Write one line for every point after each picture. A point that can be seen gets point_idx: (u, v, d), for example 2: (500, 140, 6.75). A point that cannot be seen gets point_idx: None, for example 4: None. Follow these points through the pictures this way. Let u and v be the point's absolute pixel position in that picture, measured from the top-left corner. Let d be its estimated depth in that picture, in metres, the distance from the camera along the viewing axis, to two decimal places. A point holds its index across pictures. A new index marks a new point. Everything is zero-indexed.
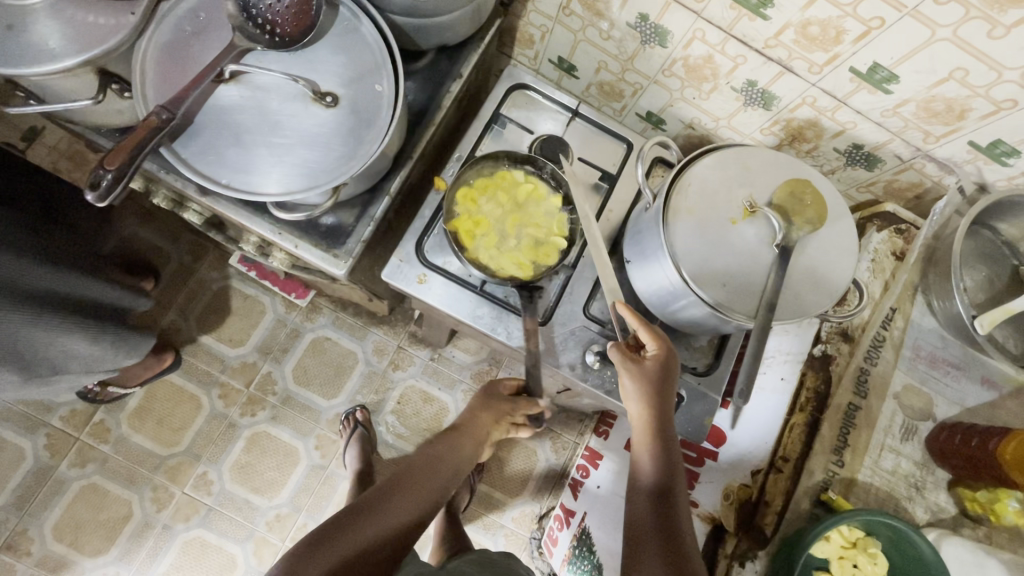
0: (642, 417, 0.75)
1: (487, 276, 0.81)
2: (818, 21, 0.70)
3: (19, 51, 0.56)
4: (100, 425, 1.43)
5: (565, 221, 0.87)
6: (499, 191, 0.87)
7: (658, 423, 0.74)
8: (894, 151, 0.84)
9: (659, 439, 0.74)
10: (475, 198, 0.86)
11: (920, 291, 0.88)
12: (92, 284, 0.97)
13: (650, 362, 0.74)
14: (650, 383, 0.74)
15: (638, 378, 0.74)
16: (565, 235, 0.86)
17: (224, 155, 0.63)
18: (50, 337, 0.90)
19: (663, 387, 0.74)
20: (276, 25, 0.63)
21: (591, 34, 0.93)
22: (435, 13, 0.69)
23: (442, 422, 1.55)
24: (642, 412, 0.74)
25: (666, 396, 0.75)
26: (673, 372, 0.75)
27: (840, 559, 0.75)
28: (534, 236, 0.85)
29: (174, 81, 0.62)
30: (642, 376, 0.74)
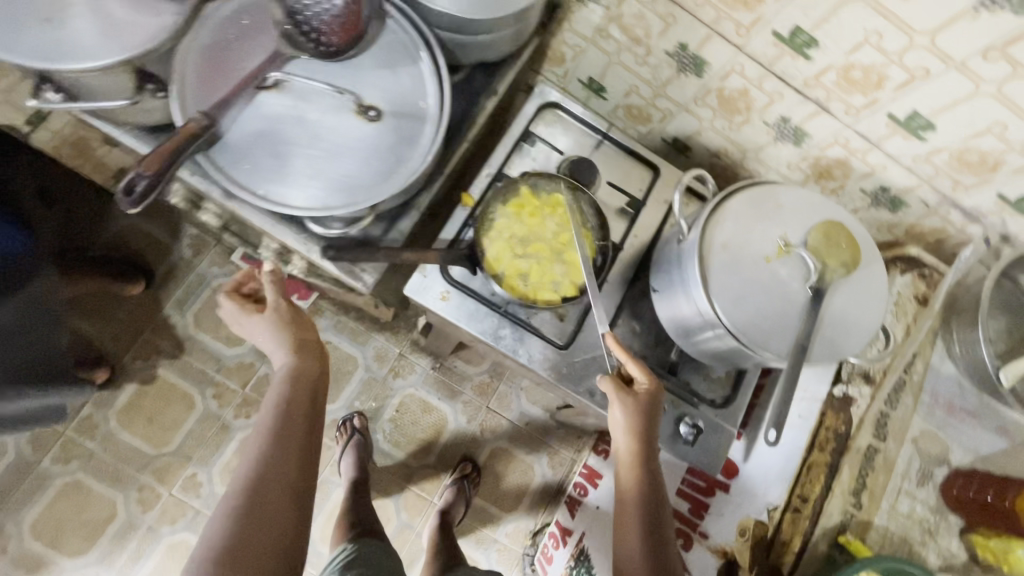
0: (632, 448, 0.73)
1: (475, 224, 0.82)
2: (861, 66, 0.71)
3: (56, 48, 0.54)
4: (87, 421, 1.38)
5: (549, 297, 0.81)
6: (564, 235, 0.83)
7: (645, 456, 0.74)
8: (920, 197, 0.85)
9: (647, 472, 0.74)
10: (556, 212, 0.84)
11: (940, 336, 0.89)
12: None
13: (641, 394, 0.74)
14: (639, 415, 0.73)
15: (629, 410, 0.73)
16: (534, 300, 0.81)
17: (260, 165, 0.61)
18: None
19: (652, 421, 0.75)
20: (323, 34, 0.59)
21: (625, 58, 0.92)
22: (477, 32, 0.67)
23: (440, 433, 1.55)
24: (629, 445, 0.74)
25: (654, 429, 0.75)
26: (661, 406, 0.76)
27: None
28: (524, 271, 0.82)
29: (212, 83, 0.59)
30: (634, 408, 0.73)
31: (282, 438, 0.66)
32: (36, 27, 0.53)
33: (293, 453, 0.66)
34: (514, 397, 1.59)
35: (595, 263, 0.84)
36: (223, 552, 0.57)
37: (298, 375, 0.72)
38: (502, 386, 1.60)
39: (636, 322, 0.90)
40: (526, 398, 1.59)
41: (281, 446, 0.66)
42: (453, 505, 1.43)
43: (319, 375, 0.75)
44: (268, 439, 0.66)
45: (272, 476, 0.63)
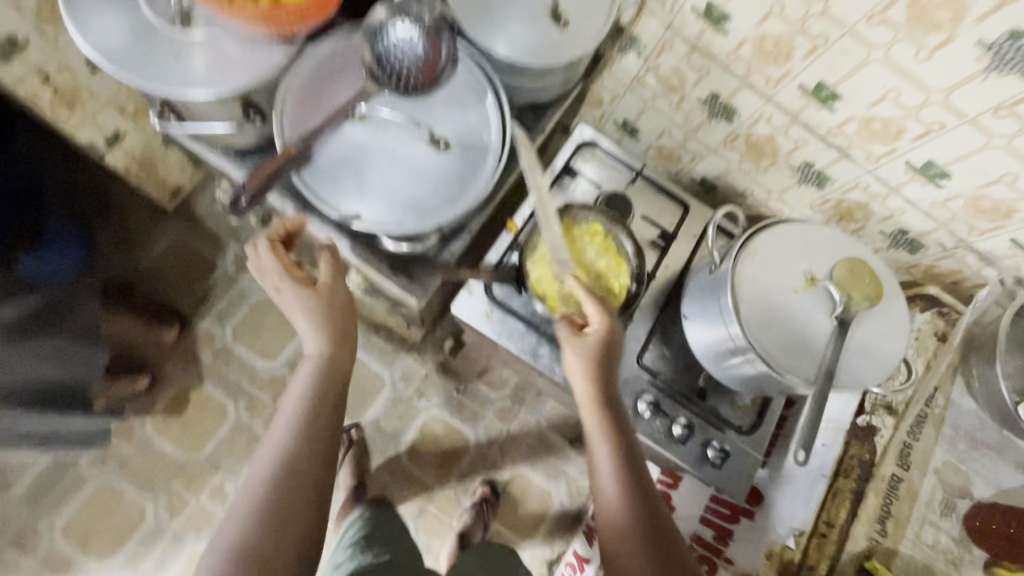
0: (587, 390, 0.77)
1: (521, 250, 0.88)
2: (881, 118, 0.78)
3: (183, 82, 0.61)
4: (125, 426, 1.43)
5: None
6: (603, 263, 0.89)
7: (604, 401, 0.77)
8: (938, 240, 0.90)
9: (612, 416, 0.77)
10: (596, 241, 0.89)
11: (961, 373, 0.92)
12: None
13: (591, 337, 0.77)
14: (591, 359, 0.77)
15: (579, 352, 0.77)
16: None
17: (342, 186, 0.68)
18: None
19: (606, 360, 0.78)
20: (402, 75, 0.66)
21: (660, 104, 1.01)
22: (534, 78, 0.77)
23: (461, 455, 1.58)
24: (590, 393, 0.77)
25: (609, 368, 0.78)
26: (615, 346, 0.79)
27: None
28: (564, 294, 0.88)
29: (308, 115, 0.68)
30: (582, 350, 0.77)
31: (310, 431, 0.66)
32: (169, 63, 0.62)
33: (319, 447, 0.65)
34: (535, 423, 1.62)
35: (630, 292, 0.88)
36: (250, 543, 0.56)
37: (329, 365, 0.71)
38: (523, 411, 1.63)
39: (666, 346, 0.95)
40: (546, 425, 1.62)
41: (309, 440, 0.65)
42: (471, 527, 1.46)
43: (349, 363, 0.74)
44: (294, 432, 0.65)
45: (298, 469, 0.62)
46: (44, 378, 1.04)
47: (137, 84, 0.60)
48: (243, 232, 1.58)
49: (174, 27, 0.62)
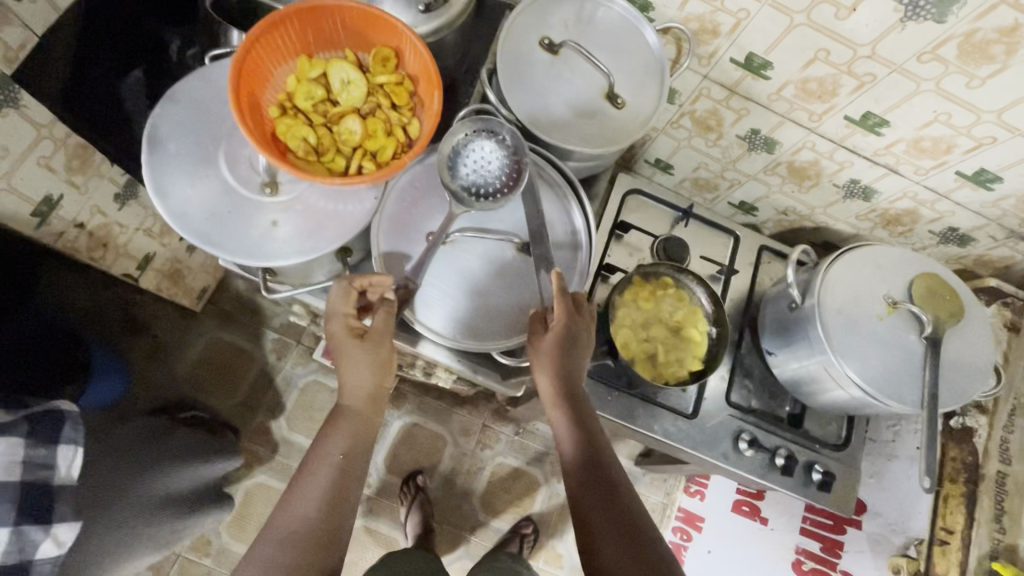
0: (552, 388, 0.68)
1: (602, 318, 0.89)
2: (931, 137, 0.81)
3: (281, 247, 0.60)
4: (200, 538, 1.41)
5: (682, 373, 0.88)
6: (680, 313, 0.91)
7: (571, 397, 0.68)
8: (988, 233, 0.94)
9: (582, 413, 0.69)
10: (667, 293, 0.92)
11: None
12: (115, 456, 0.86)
13: (550, 334, 0.66)
14: (554, 358, 0.66)
15: (538, 353, 0.67)
16: (671, 379, 0.88)
17: (449, 309, 0.69)
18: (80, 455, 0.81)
19: (570, 356, 0.67)
20: (487, 189, 0.68)
21: (696, 142, 1.02)
22: (592, 158, 0.75)
23: (534, 496, 1.59)
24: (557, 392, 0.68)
25: (575, 365, 0.67)
26: (580, 339, 0.67)
27: None
28: (652, 352, 0.89)
29: (403, 248, 0.69)
30: (541, 351, 0.66)
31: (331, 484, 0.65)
32: (267, 231, 0.60)
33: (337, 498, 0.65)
34: None
35: (711, 337, 0.90)
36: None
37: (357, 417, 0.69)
38: None
39: (749, 379, 0.97)
40: None
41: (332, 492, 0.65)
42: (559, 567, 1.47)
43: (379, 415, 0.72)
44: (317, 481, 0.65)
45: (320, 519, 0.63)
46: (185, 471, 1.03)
47: (239, 261, 0.59)
48: (276, 318, 1.57)
49: (264, 193, 0.61)
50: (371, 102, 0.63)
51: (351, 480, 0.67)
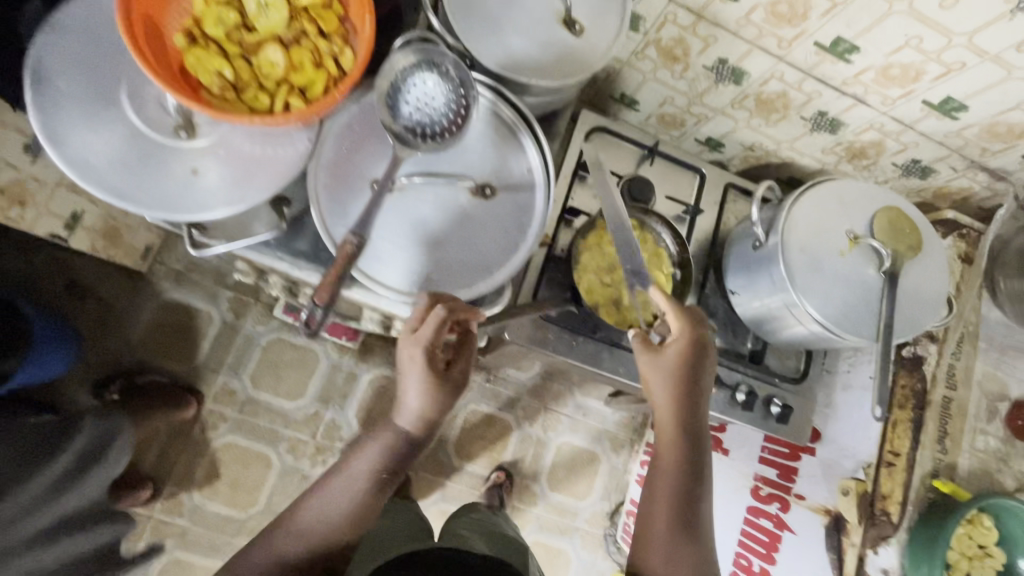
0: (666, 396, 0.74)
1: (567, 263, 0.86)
2: (901, 64, 0.78)
3: (203, 199, 0.54)
4: (171, 500, 1.39)
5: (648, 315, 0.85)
6: (646, 256, 0.88)
7: (686, 406, 0.73)
8: (949, 164, 0.93)
9: (688, 419, 0.74)
10: (632, 236, 0.89)
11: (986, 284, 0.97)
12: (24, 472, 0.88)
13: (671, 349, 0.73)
14: (682, 370, 0.73)
15: (659, 363, 0.73)
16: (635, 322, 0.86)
17: (402, 262, 0.64)
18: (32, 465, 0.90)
19: (694, 376, 0.73)
20: (434, 132, 0.63)
21: (662, 75, 0.96)
22: (551, 92, 0.69)
23: (507, 440, 1.62)
24: (667, 397, 0.74)
25: (695, 382, 0.74)
26: (703, 359, 0.74)
27: (969, 558, 0.86)
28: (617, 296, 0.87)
29: (345, 196, 0.62)
30: (662, 362, 0.73)
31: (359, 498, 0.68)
32: (185, 181, 0.54)
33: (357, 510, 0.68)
34: (568, 393, 1.67)
35: (675, 279, 0.88)
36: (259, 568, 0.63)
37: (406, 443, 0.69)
38: (556, 385, 1.67)
39: (712, 319, 0.97)
40: (579, 392, 1.68)
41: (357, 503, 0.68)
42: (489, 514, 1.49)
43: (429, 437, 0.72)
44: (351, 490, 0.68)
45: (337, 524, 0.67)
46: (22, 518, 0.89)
47: (156, 215, 0.53)
48: (229, 277, 1.49)
49: (180, 137, 0.54)
50: (295, 29, 0.56)
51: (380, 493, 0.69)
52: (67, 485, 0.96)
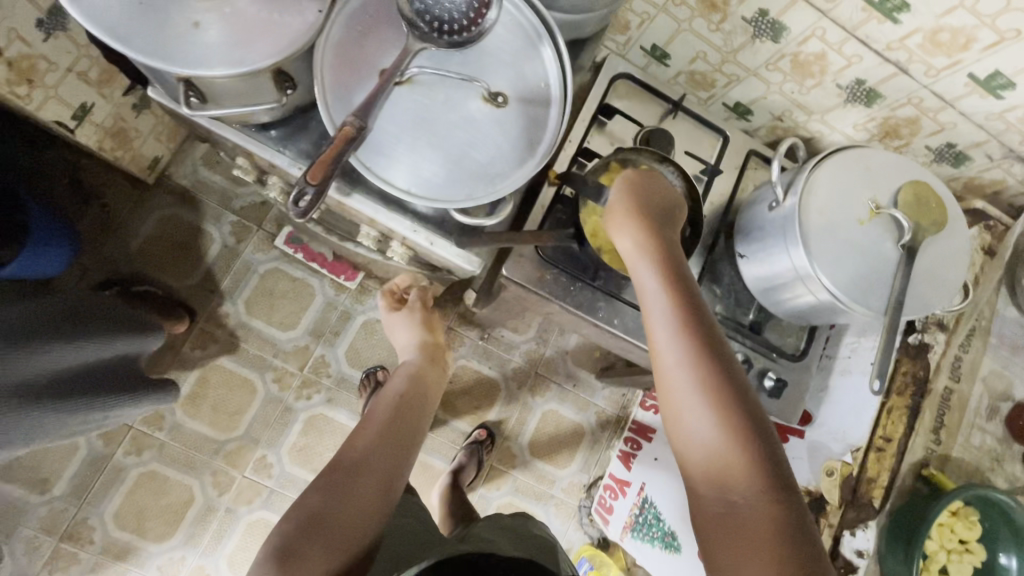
0: (638, 253, 0.69)
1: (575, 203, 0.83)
2: (951, 28, 0.74)
3: (204, 55, 0.52)
4: (153, 413, 1.39)
5: None
6: None
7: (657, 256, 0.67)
8: (986, 151, 0.89)
9: (670, 261, 0.67)
10: None
11: (1007, 283, 0.93)
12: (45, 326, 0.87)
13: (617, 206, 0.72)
14: (635, 221, 0.70)
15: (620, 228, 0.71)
16: None
17: (403, 160, 0.62)
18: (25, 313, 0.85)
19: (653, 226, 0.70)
20: (447, 22, 0.59)
21: (698, 25, 0.92)
22: (576, 9, 0.66)
23: (494, 399, 1.60)
24: (640, 247, 0.68)
25: (660, 234, 0.69)
26: (658, 213, 0.72)
27: (949, 550, 0.84)
28: None
29: (350, 85, 0.61)
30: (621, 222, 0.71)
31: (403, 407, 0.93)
32: (187, 34, 0.52)
33: (400, 423, 0.89)
34: (560, 361, 1.65)
35: (683, 235, 0.86)
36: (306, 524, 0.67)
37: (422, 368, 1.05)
38: (549, 352, 1.65)
39: (716, 285, 0.93)
40: (571, 361, 1.66)
41: (400, 420, 0.90)
42: (466, 467, 1.48)
43: (439, 377, 1.07)
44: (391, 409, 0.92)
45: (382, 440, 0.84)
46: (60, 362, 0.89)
47: (156, 66, 0.51)
48: (236, 200, 1.47)
49: None
50: None
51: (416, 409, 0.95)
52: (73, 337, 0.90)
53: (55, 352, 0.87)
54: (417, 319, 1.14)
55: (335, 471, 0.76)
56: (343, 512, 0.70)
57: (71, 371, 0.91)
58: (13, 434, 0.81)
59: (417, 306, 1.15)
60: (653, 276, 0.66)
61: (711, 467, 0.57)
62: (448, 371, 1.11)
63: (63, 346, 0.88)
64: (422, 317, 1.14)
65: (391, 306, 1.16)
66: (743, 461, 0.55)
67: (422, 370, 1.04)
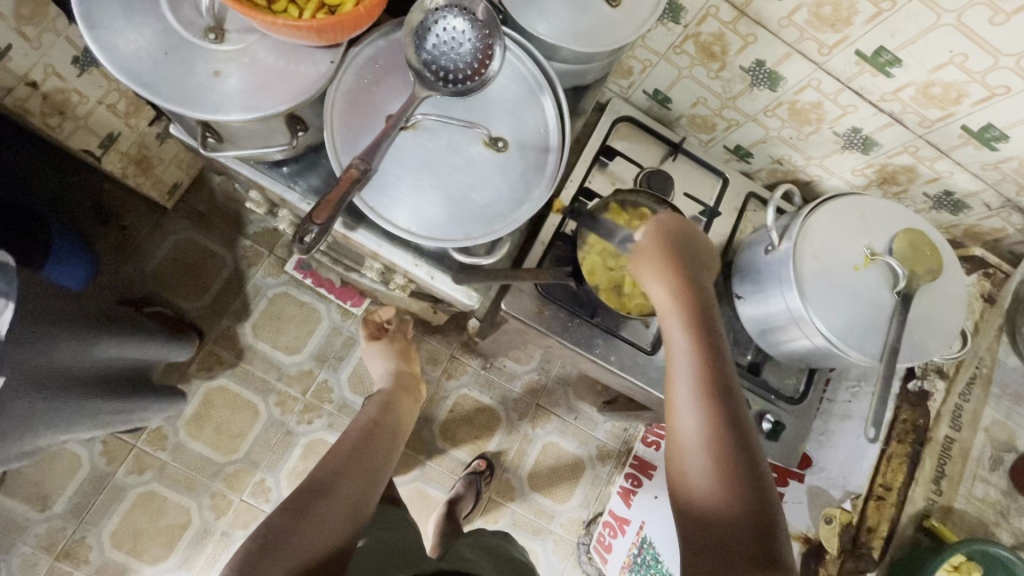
0: (670, 304, 0.69)
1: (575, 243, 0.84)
2: (942, 83, 0.76)
3: (221, 100, 0.56)
4: (157, 432, 1.41)
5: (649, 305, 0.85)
6: None
7: (689, 311, 0.68)
8: (984, 200, 0.90)
9: (700, 317, 0.68)
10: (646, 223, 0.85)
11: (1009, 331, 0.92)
12: (93, 323, 0.89)
13: (652, 251, 0.72)
14: (672, 271, 0.70)
15: (652, 275, 0.71)
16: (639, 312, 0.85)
17: (405, 200, 0.65)
18: (76, 308, 0.87)
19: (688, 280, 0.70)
20: (452, 73, 0.63)
21: (698, 72, 0.95)
22: (575, 61, 0.69)
23: (493, 430, 1.60)
24: (672, 298, 0.69)
25: (695, 289, 0.70)
26: (695, 268, 0.72)
27: None
28: (622, 283, 0.85)
29: (359, 129, 0.64)
30: (653, 269, 0.71)
31: (374, 433, 0.95)
32: (208, 82, 0.56)
33: (372, 446, 0.91)
34: (562, 394, 1.64)
35: None
36: (271, 534, 0.67)
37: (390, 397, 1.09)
38: (551, 384, 1.65)
39: None
40: (573, 394, 1.65)
41: (371, 444, 0.92)
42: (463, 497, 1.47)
43: (410, 411, 1.11)
44: (362, 435, 0.94)
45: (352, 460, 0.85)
46: (102, 356, 0.92)
47: (178, 109, 0.55)
48: (250, 226, 1.52)
49: (208, 39, 0.56)
50: None
51: (387, 437, 0.97)
52: (114, 335, 0.94)
53: (93, 345, 0.88)
54: (395, 349, 1.21)
55: (299, 493, 0.75)
56: (309, 523, 0.70)
57: (96, 369, 0.92)
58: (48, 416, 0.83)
59: (396, 337, 1.23)
60: (680, 331, 0.67)
61: (707, 523, 0.58)
62: (419, 401, 1.15)
63: (102, 342, 0.91)
64: (399, 348, 1.21)
65: (370, 335, 1.22)
66: (742, 525, 0.56)
67: (393, 400, 1.07)
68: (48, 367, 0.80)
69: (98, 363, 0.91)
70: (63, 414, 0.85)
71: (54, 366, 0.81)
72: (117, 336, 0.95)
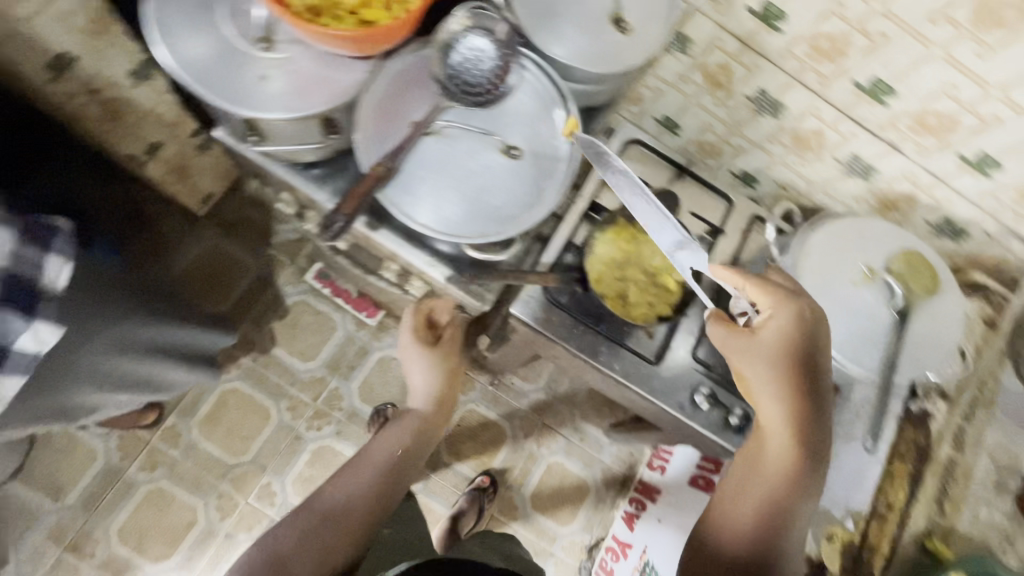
0: (778, 400, 0.73)
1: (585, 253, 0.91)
2: (936, 112, 0.80)
3: (266, 101, 0.62)
4: (171, 430, 1.45)
5: (652, 315, 0.90)
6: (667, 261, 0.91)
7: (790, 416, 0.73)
8: (983, 228, 0.93)
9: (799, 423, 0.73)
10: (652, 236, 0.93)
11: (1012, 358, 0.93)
12: (153, 303, 0.94)
13: (769, 344, 0.73)
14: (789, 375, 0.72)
15: (764, 365, 0.73)
16: (641, 320, 0.90)
17: (423, 198, 0.70)
18: (138, 286, 0.93)
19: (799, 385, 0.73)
20: (473, 86, 0.70)
21: (705, 100, 1.01)
22: (586, 81, 0.75)
23: (498, 447, 1.60)
24: (778, 395, 0.73)
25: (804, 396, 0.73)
26: (812, 372, 0.73)
27: None
28: (627, 292, 0.91)
29: (386, 133, 0.71)
30: (765, 361, 0.73)
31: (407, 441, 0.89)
32: (255, 85, 0.63)
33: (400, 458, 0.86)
34: (568, 415, 1.65)
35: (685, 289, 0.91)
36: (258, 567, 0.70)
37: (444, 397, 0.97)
38: (558, 404, 1.66)
39: None
40: (579, 415, 1.65)
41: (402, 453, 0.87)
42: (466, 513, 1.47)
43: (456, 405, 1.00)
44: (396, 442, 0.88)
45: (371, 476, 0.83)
46: (154, 334, 0.97)
47: (227, 107, 0.62)
48: (275, 236, 1.59)
49: (258, 48, 0.63)
50: None
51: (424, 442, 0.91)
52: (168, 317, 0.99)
53: (151, 320, 0.93)
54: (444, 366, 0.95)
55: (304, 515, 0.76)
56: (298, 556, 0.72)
57: (148, 342, 0.96)
58: (97, 372, 0.89)
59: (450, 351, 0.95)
60: (777, 428, 0.74)
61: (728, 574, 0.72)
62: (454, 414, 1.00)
63: (158, 321, 0.96)
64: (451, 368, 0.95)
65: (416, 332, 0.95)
66: None
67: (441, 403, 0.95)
68: (109, 330, 0.85)
69: (152, 337, 0.96)
70: (105, 365, 0.89)
71: (113, 330, 0.87)
72: (170, 320, 1.00)
